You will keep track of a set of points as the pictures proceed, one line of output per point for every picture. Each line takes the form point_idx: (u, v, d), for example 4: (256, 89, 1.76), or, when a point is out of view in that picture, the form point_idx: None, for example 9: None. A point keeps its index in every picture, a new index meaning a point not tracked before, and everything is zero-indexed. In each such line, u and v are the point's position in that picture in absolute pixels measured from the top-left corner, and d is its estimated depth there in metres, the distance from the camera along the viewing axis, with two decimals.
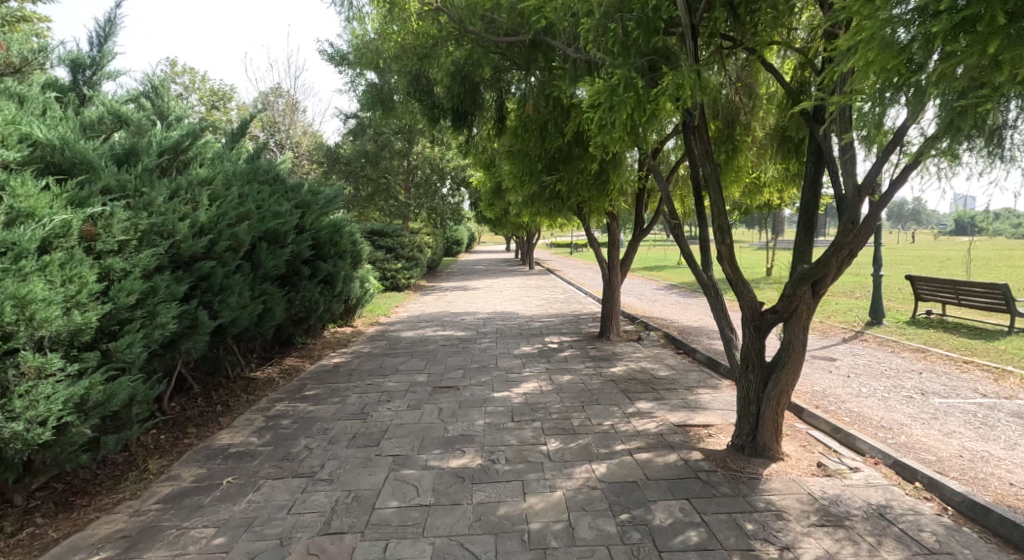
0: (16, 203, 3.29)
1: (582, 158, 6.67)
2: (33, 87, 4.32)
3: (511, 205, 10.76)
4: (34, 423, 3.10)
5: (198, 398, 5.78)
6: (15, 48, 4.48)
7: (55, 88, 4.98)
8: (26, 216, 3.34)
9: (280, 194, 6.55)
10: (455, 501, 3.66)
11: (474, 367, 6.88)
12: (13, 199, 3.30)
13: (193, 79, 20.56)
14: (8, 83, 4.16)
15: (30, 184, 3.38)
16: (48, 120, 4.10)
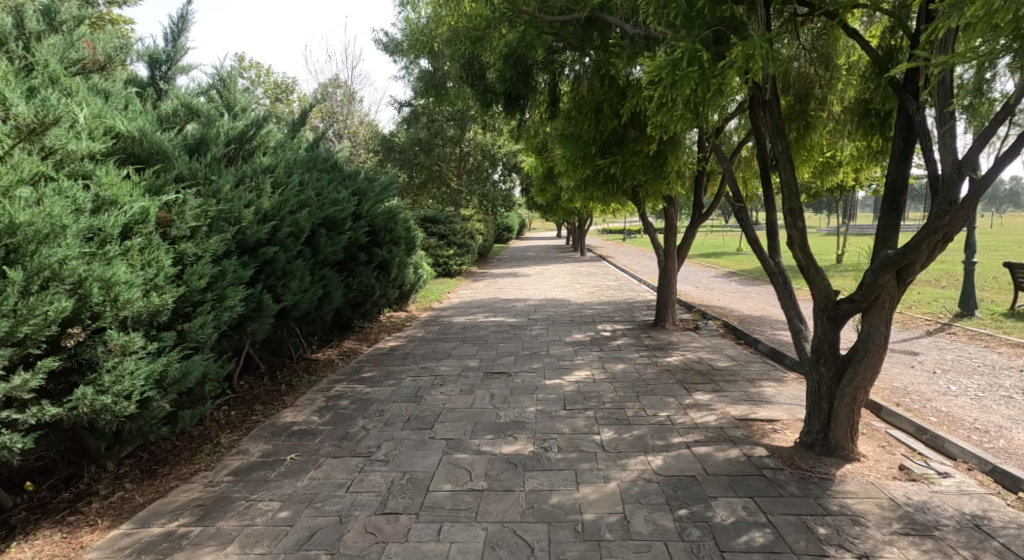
0: (100, 192, 3.42)
1: (638, 140, 6.42)
2: (116, 83, 4.51)
3: (562, 189, 10.53)
4: (118, 397, 3.26)
5: (265, 377, 6.00)
6: (100, 45, 4.65)
7: (135, 84, 5.22)
8: (110, 204, 3.47)
9: (338, 181, 6.67)
10: (507, 487, 3.63)
11: (526, 353, 6.84)
12: (98, 187, 3.43)
13: (259, 72, 21.34)
14: (95, 80, 4.36)
15: (112, 174, 3.50)
16: (130, 113, 4.28)
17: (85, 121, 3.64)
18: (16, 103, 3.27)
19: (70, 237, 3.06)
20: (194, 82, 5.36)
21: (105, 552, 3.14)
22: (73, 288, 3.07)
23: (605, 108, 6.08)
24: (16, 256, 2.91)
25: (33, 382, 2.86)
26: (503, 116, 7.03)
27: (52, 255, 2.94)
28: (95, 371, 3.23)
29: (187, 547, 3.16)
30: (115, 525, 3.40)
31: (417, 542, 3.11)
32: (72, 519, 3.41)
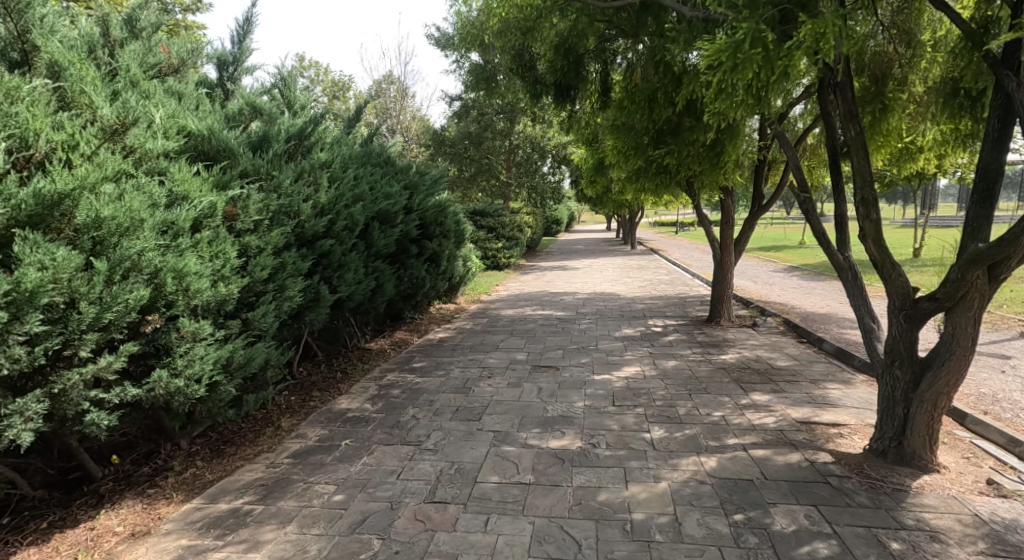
0: (173, 187, 3.49)
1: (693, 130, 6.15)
2: (188, 84, 4.67)
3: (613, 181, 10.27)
4: (190, 380, 3.37)
5: (322, 364, 6.14)
6: (174, 50, 4.85)
7: (205, 85, 5.42)
8: (181, 199, 3.54)
9: (390, 175, 6.73)
10: (555, 482, 3.55)
11: (574, 347, 6.73)
12: (171, 184, 3.50)
13: (317, 72, 21.97)
14: (169, 82, 4.53)
15: (185, 171, 3.59)
16: (199, 113, 4.43)
17: (160, 122, 3.74)
18: (100, 106, 3.33)
19: (147, 230, 3.10)
20: (258, 82, 5.52)
21: (179, 524, 3.28)
22: (150, 277, 3.15)
23: (660, 96, 5.83)
24: (101, 247, 2.96)
25: (117, 364, 2.97)
26: (553, 107, 6.92)
27: (132, 247, 2.99)
28: (168, 355, 3.35)
29: (250, 525, 3.25)
30: (189, 499, 3.54)
31: (465, 533, 3.09)
32: (151, 491, 3.58)
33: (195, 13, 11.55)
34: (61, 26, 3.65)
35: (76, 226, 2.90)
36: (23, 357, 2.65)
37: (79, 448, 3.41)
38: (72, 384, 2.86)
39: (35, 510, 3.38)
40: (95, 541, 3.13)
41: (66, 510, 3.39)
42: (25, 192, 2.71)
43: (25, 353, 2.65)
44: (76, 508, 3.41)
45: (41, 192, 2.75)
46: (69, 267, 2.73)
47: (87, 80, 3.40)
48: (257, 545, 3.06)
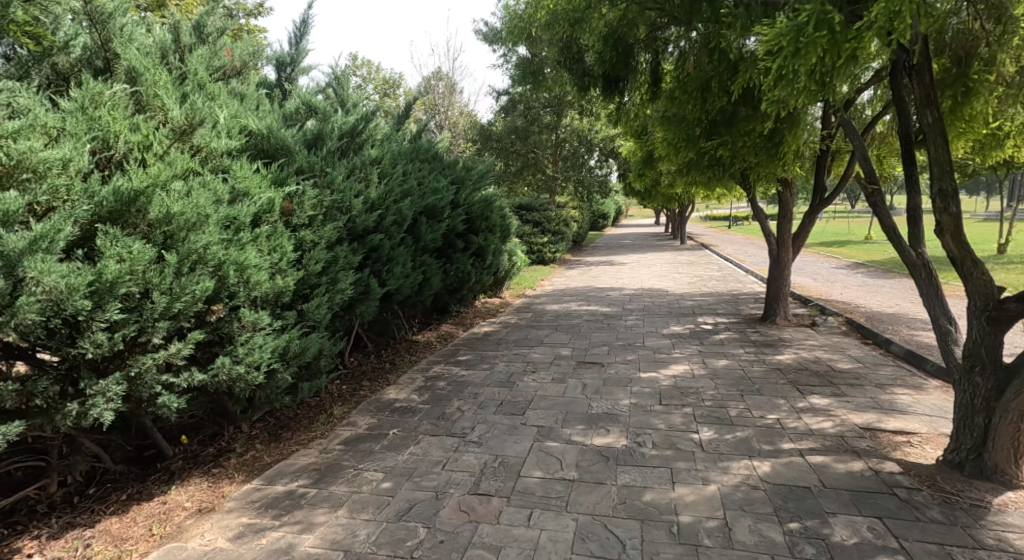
0: (235, 183, 3.55)
1: (750, 119, 5.86)
2: (250, 86, 4.82)
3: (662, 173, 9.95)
4: (250, 367, 3.46)
5: (371, 355, 6.23)
6: (238, 53, 5.03)
7: (265, 86, 5.59)
8: (242, 196, 3.60)
9: (438, 170, 6.75)
10: (598, 480, 3.46)
11: (620, 344, 6.58)
12: (233, 181, 3.56)
13: (369, 71, 22.35)
14: (233, 84, 4.68)
15: (246, 168, 3.64)
16: (259, 113, 4.54)
17: (223, 122, 3.78)
18: (171, 108, 3.41)
19: (212, 225, 3.15)
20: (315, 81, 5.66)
21: (241, 502, 3.39)
22: (214, 270, 3.22)
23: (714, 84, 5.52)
24: (171, 241, 3.02)
25: (185, 351, 3.04)
26: (601, 100, 6.76)
27: (199, 242, 3.06)
28: (231, 344, 3.44)
29: (304, 507, 3.31)
30: (249, 479, 3.65)
31: (508, 526, 3.05)
32: (216, 471, 3.70)
33: (257, 17, 11.98)
34: (139, 35, 3.76)
35: (149, 222, 2.95)
36: (104, 342, 2.72)
37: (152, 427, 3.56)
38: (146, 367, 2.94)
39: (116, 482, 3.51)
40: (167, 514, 3.26)
41: (142, 484, 3.53)
42: (106, 190, 2.79)
43: (106, 339, 2.72)
44: (151, 483, 3.53)
45: (119, 190, 2.82)
46: (144, 260, 2.79)
47: (159, 85, 3.47)
48: (310, 527, 3.12)
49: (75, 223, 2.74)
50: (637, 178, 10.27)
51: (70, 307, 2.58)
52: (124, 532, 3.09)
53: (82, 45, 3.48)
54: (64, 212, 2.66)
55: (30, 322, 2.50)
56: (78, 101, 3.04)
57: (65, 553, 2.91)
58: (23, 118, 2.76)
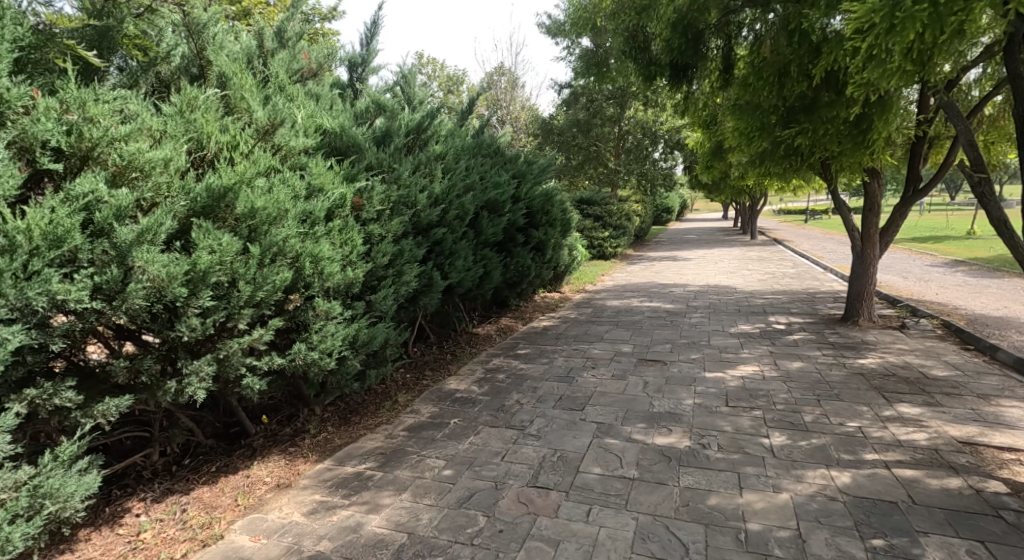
0: (311, 180, 3.70)
1: (833, 104, 5.35)
2: (324, 87, 4.99)
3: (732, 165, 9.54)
4: (323, 353, 3.61)
5: (433, 345, 6.36)
6: (314, 55, 5.22)
7: (338, 86, 5.79)
8: (317, 191, 3.74)
9: (499, 165, 6.78)
10: (659, 479, 3.38)
11: (684, 342, 6.40)
12: (310, 177, 3.71)
13: (433, 68, 22.72)
14: (309, 85, 4.88)
15: (321, 165, 3.78)
16: (332, 112, 4.71)
17: (301, 122, 3.92)
18: (255, 109, 3.61)
19: (290, 219, 3.30)
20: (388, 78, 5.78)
21: (314, 481, 3.55)
22: (292, 261, 3.37)
23: (792, 69, 5.16)
24: (254, 234, 3.19)
25: (265, 336, 3.22)
26: (668, 89, 6.57)
27: (278, 235, 3.21)
28: (306, 331, 3.61)
29: (371, 488, 3.43)
30: (321, 460, 3.83)
31: (566, 520, 3.04)
32: (292, 450, 3.90)
33: (333, 21, 12.46)
34: (228, 42, 3.96)
35: (236, 216, 3.12)
36: (198, 326, 2.90)
37: (238, 406, 3.78)
38: (233, 350, 3.12)
39: (207, 455, 3.75)
40: (250, 487, 3.46)
41: (229, 458, 3.75)
42: (200, 187, 2.95)
43: (199, 323, 2.90)
44: (236, 457, 3.76)
45: (211, 186, 2.98)
46: (232, 251, 2.95)
47: (245, 87, 3.65)
48: (376, 508, 3.22)
49: (174, 217, 2.89)
50: (704, 171, 9.89)
51: (170, 294, 2.75)
52: (214, 500, 3.30)
53: (182, 55, 3.67)
54: (165, 208, 2.80)
55: (137, 307, 2.66)
56: (178, 105, 3.24)
57: (165, 515, 3.15)
58: (133, 122, 2.94)
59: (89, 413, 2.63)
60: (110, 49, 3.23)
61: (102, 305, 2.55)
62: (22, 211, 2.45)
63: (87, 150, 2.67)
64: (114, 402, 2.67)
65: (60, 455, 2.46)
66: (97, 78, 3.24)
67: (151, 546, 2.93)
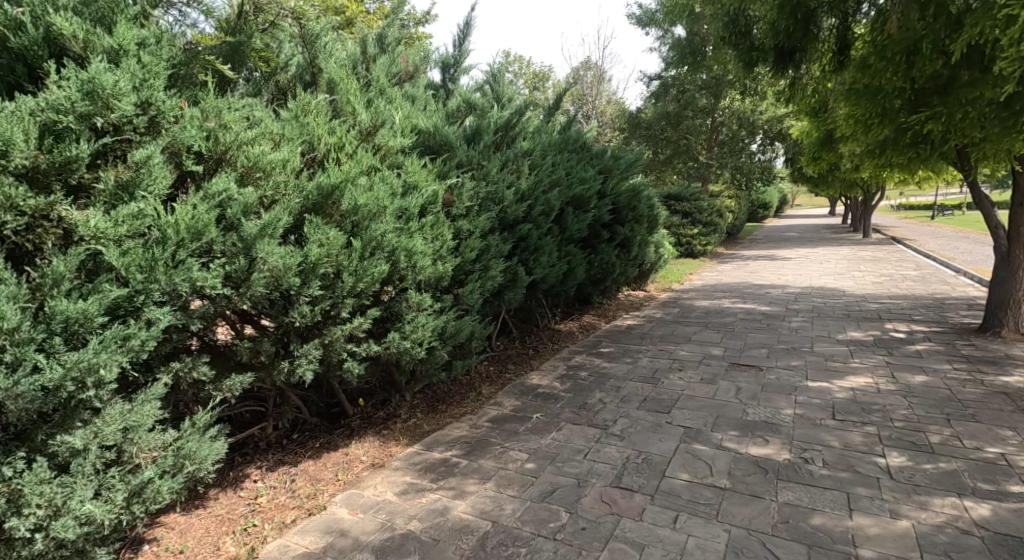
0: (407, 178, 3.90)
1: (975, 84, 4.83)
2: (419, 89, 5.23)
3: (843, 155, 8.74)
4: (415, 343, 3.82)
5: (516, 340, 6.49)
6: (411, 58, 5.48)
7: (432, 86, 6.04)
8: (412, 189, 3.94)
9: (586, 160, 6.79)
10: (754, 492, 3.28)
11: (782, 347, 6.10)
12: (406, 176, 3.92)
13: (520, 66, 22.87)
14: (407, 88, 5.14)
15: (416, 164, 3.98)
16: (426, 112, 4.94)
17: (399, 122, 4.15)
18: (360, 112, 3.89)
19: (388, 215, 3.53)
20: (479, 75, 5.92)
21: (405, 463, 3.78)
22: (388, 255, 3.59)
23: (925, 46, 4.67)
24: (356, 229, 3.43)
25: (365, 325, 3.47)
26: (771, 76, 6.26)
27: (377, 230, 3.44)
28: (400, 321, 3.83)
29: (457, 475, 3.60)
30: (411, 444, 4.05)
31: (652, 525, 3.03)
32: (385, 432, 4.16)
33: (426, 25, 12.92)
34: (335, 50, 4.27)
35: (342, 212, 3.37)
36: (309, 313, 3.17)
37: (339, 388, 4.08)
38: (337, 336, 3.38)
39: (312, 432, 4.09)
40: (348, 463, 3.74)
41: (330, 435, 4.06)
42: (312, 186, 3.22)
43: (309, 311, 3.17)
44: (336, 435, 4.06)
45: (320, 185, 3.24)
46: (338, 245, 3.20)
47: (351, 91, 3.94)
48: (463, 495, 3.38)
49: (290, 213, 3.18)
50: (810, 162, 9.22)
51: (285, 284, 3.03)
52: (318, 474, 3.60)
53: (297, 65, 4.03)
54: (283, 205, 3.08)
55: (259, 294, 2.96)
56: (294, 111, 3.55)
57: (278, 483, 3.48)
58: (258, 127, 3.23)
59: (219, 386, 2.96)
60: (241, 62, 3.53)
61: (231, 292, 2.86)
62: (170, 208, 2.78)
63: (221, 153, 2.99)
64: (239, 378, 2.99)
65: (197, 422, 2.81)
66: (229, 89, 3.55)
67: (267, 510, 3.25)
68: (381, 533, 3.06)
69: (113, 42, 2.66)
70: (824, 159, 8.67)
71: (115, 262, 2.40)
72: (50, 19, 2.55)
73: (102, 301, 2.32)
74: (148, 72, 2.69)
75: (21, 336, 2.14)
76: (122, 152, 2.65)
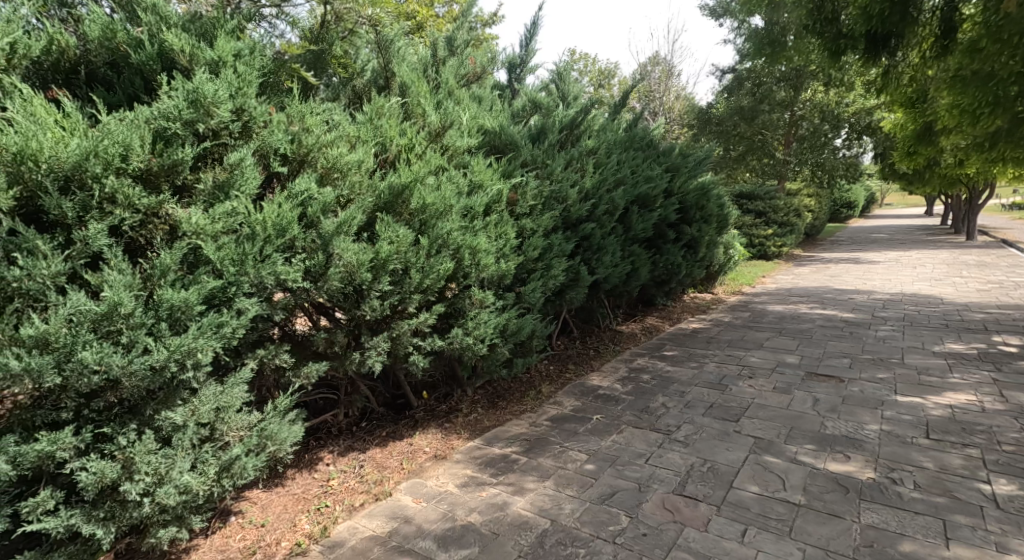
0: (473, 177, 4.00)
1: None
2: (485, 90, 5.33)
3: (944, 149, 8.27)
4: (476, 339, 3.92)
5: (577, 340, 6.48)
6: (479, 59, 5.60)
7: (498, 87, 6.14)
8: (478, 188, 4.04)
9: (652, 158, 6.68)
10: (834, 511, 3.16)
11: (867, 358, 5.78)
12: (472, 175, 4.02)
13: (586, 63, 22.67)
14: (476, 89, 5.25)
15: (482, 164, 4.07)
16: (492, 111, 5.03)
17: (467, 123, 4.26)
18: (429, 114, 4.01)
19: (454, 213, 3.64)
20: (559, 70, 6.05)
21: (466, 457, 3.88)
22: (454, 252, 3.70)
23: None
24: (424, 227, 3.56)
25: (430, 320, 3.59)
26: (862, 65, 5.81)
27: (443, 228, 3.56)
28: (462, 317, 3.93)
29: (516, 471, 3.67)
30: (471, 438, 4.16)
31: (718, 537, 2.98)
32: (447, 425, 4.29)
33: (493, 26, 13.12)
34: (407, 54, 4.42)
35: (411, 211, 3.51)
36: (379, 308, 3.32)
37: (405, 380, 4.24)
38: (404, 330, 3.53)
39: (379, 421, 4.27)
40: (412, 453, 3.88)
41: (396, 425, 4.24)
42: (384, 185, 3.37)
43: (380, 305, 3.33)
44: (402, 426, 4.23)
45: (392, 185, 3.39)
46: (406, 242, 3.33)
47: (421, 93, 4.07)
48: (522, 491, 3.44)
49: (364, 211, 3.34)
50: (904, 158, 8.72)
51: (358, 279, 3.19)
52: (384, 461, 3.77)
53: (372, 69, 4.21)
54: (357, 204, 3.23)
55: (334, 288, 3.14)
56: (369, 114, 3.72)
57: (348, 468, 3.67)
58: (337, 130, 3.41)
59: (298, 373, 3.17)
60: (323, 69, 3.74)
61: (310, 286, 3.05)
62: (259, 206, 2.99)
63: (304, 155, 3.18)
64: (315, 366, 3.19)
65: (278, 406, 3.01)
66: (312, 94, 3.76)
67: (338, 492, 3.43)
68: (443, 523, 3.16)
69: (213, 55, 2.90)
70: (919, 154, 8.20)
71: (212, 256, 2.62)
72: (163, 36, 2.81)
73: (201, 291, 2.54)
74: (242, 81, 2.91)
75: (134, 321, 2.38)
76: (219, 155, 2.88)
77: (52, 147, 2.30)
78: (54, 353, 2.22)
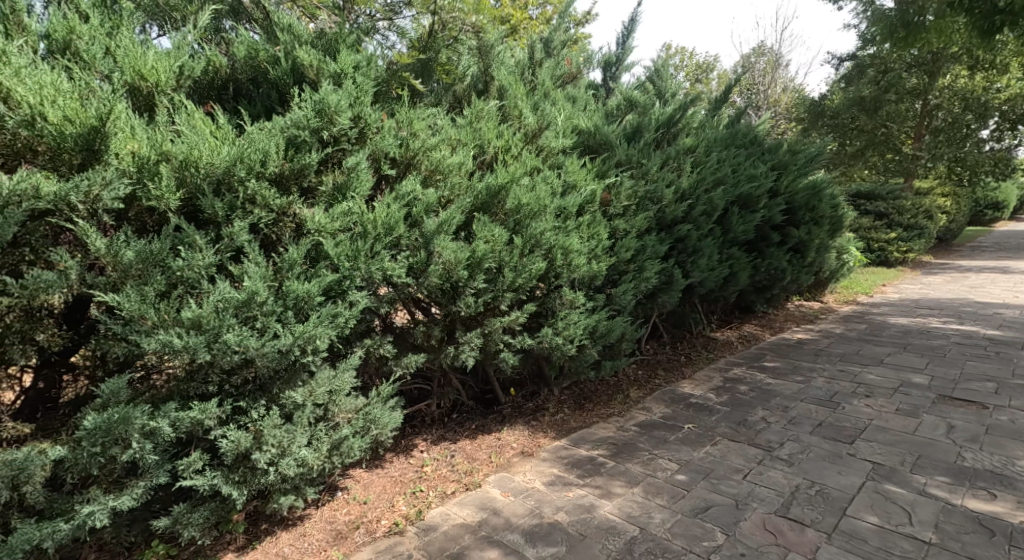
0: (566, 178, 4.06)
1: None
2: (581, 89, 5.36)
3: None
4: (566, 339, 3.95)
5: (668, 346, 6.33)
6: (575, 60, 5.65)
7: (593, 86, 6.15)
8: (571, 188, 4.08)
9: (755, 156, 6.38)
10: (974, 556, 2.87)
11: (1018, 384, 5.15)
12: (566, 175, 4.07)
13: (683, 57, 21.94)
14: (571, 89, 5.29)
15: (577, 164, 4.10)
16: (586, 111, 5.05)
17: (561, 124, 4.31)
18: (526, 116, 4.11)
19: (547, 214, 3.71)
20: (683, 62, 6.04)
21: (552, 456, 3.94)
22: (546, 252, 3.77)
23: None
24: (519, 227, 3.66)
25: (521, 318, 3.69)
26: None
27: (536, 228, 3.63)
28: (553, 316, 3.99)
29: (604, 475, 3.67)
30: (558, 438, 4.21)
31: None
32: (534, 423, 4.36)
33: (585, 24, 12.94)
34: (504, 56, 4.55)
35: (506, 211, 3.62)
36: (474, 304, 3.45)
37: (494, 376, 4.38)
38: (496, 327, 3.64)
39: (467, 413, 4.43)
40: (501, 447, 4.00)
41: (485, 419, 4.38)
42: (482, 187, 3.51)
43: (474, 302, 3.45)
44: (490, 420, 4.36)
45: (489, 187, 3.52)
46: (500, 241, 3.44)
47: (516, 95, 4.19)
48: (609, 496, 3.44)
49: (463, 211, 3.48)
50: None
51: (455, 276, 3.34)
52: (474, 453, 3.92)
53: (472, 74, 4.37)
54: (457, 204, 3.38)
55: (433, 284, 3.31)
56: (469, 117, 3.87)
57: (440, 456, 3.85)
58: (440, 134, 3.57)
59: (399, 363, 3.38)
60: (431, 74, 3.93)
61: (411, 282, 3.23)
62: (370, 206, 3.22)
63: (410, 158, 3.39)
64: (414, 357, 3.39)
65: (381, 393, 3.24)
66: (418, 99, 3.98)
67: (431, 479, 3.61)
68: (530, 519, 3.24)
69: (337, 67, 3.16)
70: None
71: (330, 252, 2.86)
72: (296, 52, 3.12)
73: (321, 284, 2.79)
74: (359, 91, 3.14)
75: (267, 309, 2.66)
76: (338, 159, 3.13)
77: (209, 154, 2.60)
78: (206, 334, 2.52)
